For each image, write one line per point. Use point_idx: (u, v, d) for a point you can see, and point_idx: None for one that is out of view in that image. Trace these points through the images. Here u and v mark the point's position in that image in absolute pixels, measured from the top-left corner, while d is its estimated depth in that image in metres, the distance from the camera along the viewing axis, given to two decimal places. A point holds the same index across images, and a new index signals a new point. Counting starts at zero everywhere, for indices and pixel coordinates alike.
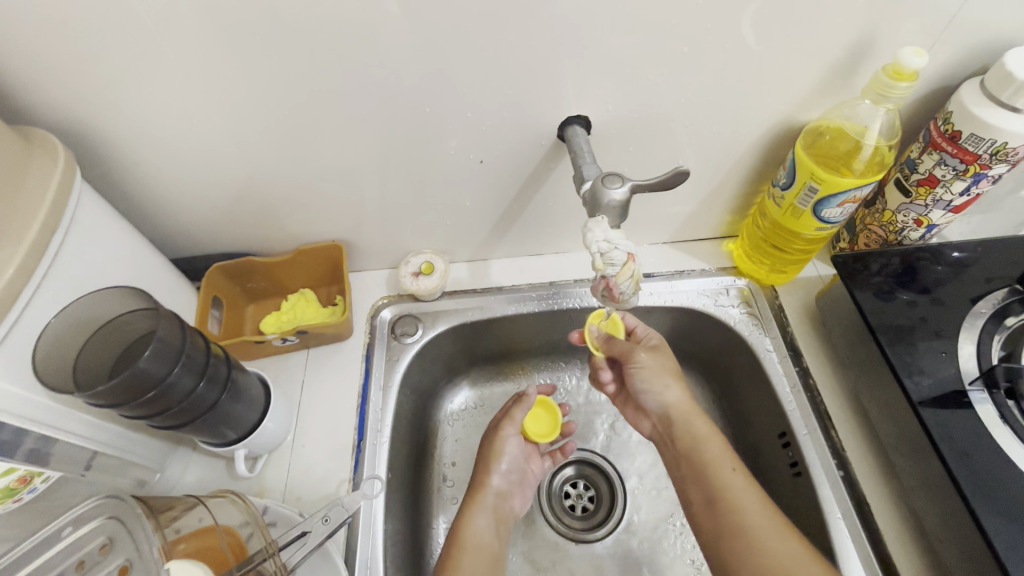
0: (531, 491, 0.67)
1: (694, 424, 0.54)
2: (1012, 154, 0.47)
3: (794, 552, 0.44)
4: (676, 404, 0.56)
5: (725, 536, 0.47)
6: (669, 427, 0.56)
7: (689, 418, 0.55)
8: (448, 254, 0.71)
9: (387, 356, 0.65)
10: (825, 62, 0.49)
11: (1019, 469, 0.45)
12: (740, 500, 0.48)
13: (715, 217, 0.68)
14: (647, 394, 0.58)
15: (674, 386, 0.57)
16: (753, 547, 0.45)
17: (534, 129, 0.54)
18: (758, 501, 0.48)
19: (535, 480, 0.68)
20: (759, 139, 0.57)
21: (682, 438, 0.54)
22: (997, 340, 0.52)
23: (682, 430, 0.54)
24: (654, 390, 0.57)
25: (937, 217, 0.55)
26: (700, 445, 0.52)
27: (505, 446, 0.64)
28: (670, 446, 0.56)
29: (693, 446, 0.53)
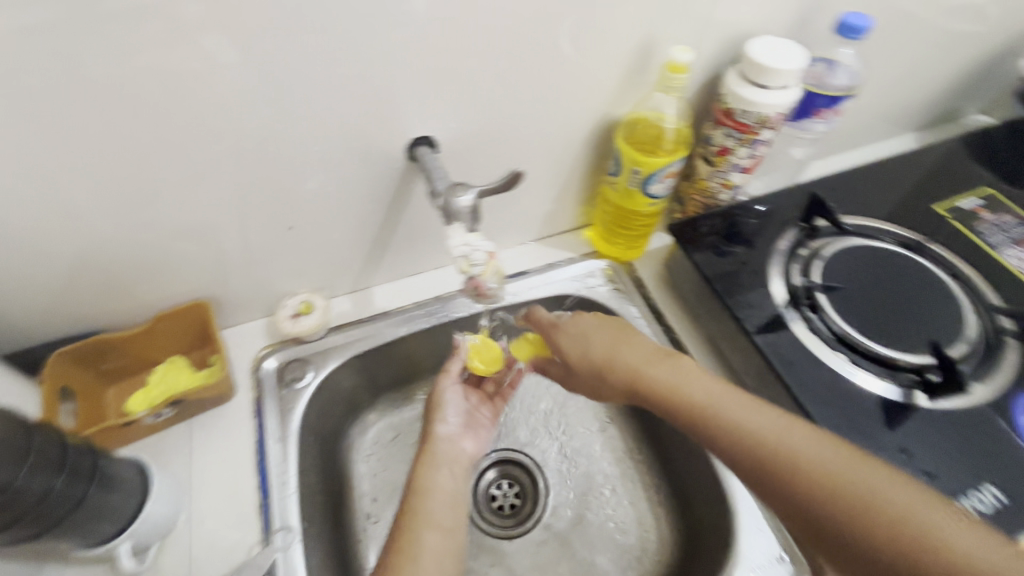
0: (483, 433, 0.66)
1: (664, 375, 0.51)
2: (773, 120, 0.58)
3: (812, 441, 0.42)
4: (640, 361, 0.53)
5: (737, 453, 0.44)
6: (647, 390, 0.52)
7: (652, 365, 0.53)
8: (327, 290, 0.70)
9: (280, 406, 0.63)
10: (622, 64, 0.58)
11: (829, 364, 0.56)
12: (737, 417, 0.46)
13: (570, 210, 0.75)
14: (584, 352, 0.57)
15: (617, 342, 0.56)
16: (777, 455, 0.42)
17: (385, 153, 0.56)
18: (744, 400, 0.46)
19: (490, 422, 0.68)
20: (587, 136, 0.64)
21: (658, 392, 0.51)
22: (796, 269, 0.63)
23: (659, 385, 0.51)
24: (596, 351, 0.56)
25: (737, 179, 0.66)
26: (678, 387, 0.50)
27: (447, 395, 0.64)
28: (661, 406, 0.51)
29: (669, 398, 0.50)
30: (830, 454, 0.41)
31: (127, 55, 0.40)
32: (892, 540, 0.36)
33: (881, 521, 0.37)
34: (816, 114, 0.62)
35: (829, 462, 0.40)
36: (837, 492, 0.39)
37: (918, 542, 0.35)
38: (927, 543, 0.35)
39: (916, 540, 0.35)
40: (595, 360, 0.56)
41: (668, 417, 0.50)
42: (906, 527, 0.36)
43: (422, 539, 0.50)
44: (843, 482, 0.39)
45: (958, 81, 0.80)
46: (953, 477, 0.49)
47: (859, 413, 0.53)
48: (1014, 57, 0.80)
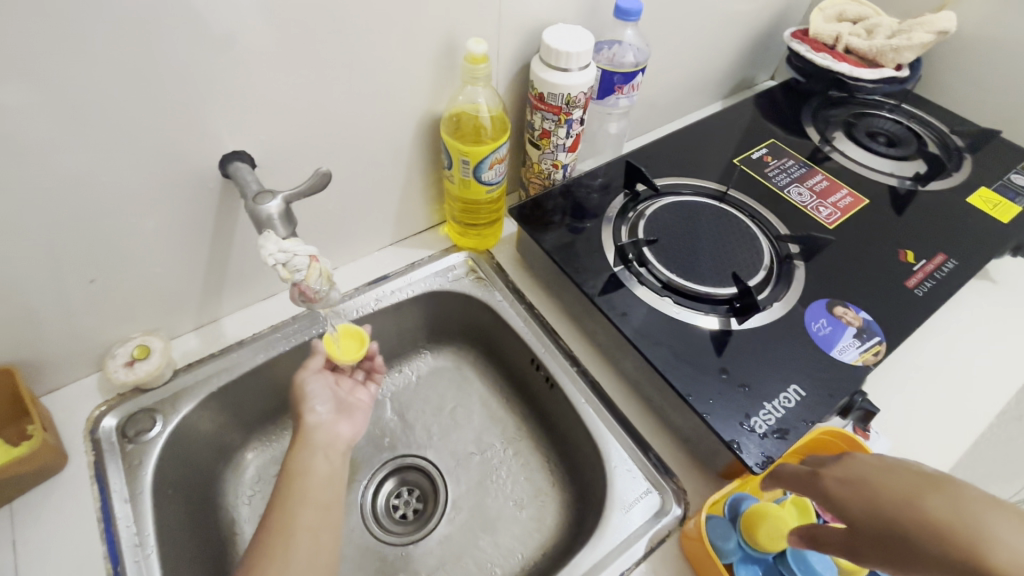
0: (362, 416, 0.63)
1: (885, 478, 0.40)
2: (579, 100, 0.64)
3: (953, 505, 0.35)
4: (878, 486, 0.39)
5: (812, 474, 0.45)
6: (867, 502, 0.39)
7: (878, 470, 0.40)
8: (167, 330, 0.65)
9: (126, 463, 0.57)
10: (429, 61, 0.60)
11: (661, 310, 0.62)
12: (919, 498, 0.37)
13: (420, 209, 0.76)
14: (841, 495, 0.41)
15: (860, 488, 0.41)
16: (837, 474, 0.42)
17: (195, 174, 0.54)
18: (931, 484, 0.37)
19: (366, 405, 0.64)
20: (415, 134, 0.66)
21: (893, 501, 0.38)
22: (626, 231, 0.69)
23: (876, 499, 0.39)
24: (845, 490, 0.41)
25: (564, 158, 0.71)
26: (884, 499, 0.38)
27: (310, 388, 0.61)
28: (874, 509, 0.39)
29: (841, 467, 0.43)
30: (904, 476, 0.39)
31: None
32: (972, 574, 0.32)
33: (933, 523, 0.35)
34: (618, 90, 0.68)
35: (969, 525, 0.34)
36: (910, 506, 0.37)
37: (951, 531, 0.34)
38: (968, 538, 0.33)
39: (953, 532, 0.34)
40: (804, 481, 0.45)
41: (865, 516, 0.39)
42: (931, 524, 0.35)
43: (300, 519, 0.50)
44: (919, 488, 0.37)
45: (741, 52, 0.93)
46: (763, 383, 0.57)
47: (687, 346, 0.60)
48: (781, 28, 0.94)
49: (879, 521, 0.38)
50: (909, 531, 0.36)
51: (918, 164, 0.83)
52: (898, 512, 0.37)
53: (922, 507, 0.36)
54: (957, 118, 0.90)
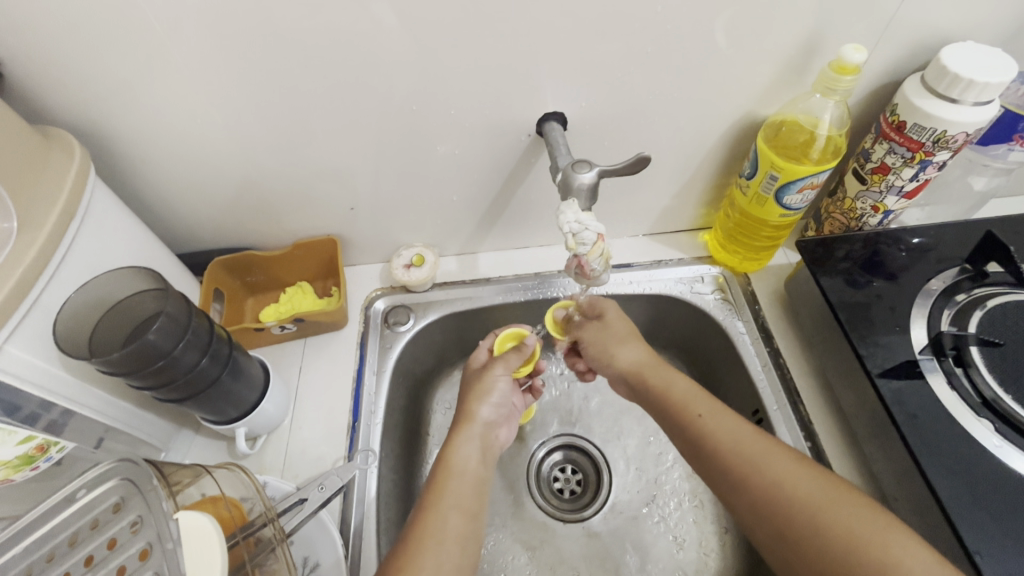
0: (514, 422, 0.66)
1: (815, 492, 0.42)
2: (953, 140, 0.50)
3: (866, 520, 0.40)
4: (837, 511, 0.41)
5: (719, 472, 0.47)
6: (829, 532, 0.40)
7: (828, 492, 0.42)
8: (438, 247, 0.75)
9: (381, 344, 0.69)
10: (778, 60, 0.53)
11: (967, 431, 0.48)
12: (853, 520, 0.40)
13: (691, 209, 0.72)
14: (800, 515, 0.42)
15: (820, 507, 0.41)
16: (741, 483, 0.45)
17: (515, 125, 0.58)
18: (878, 520, 0.40)
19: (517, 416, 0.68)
20: (724, 132, 0.61)
21: (845, 531, 0.40)
22: (946, 315, 0.55)
23: (836, 526, 0.40)
24: (800, 505, 0.42)
25: (892, 203, 0.59)
26: (845, 530, 0.40)
27: (494, 381, 0.62)
28: (831, 537, 0.40)
29: (788, 479, 0.44)
30: (819, 487, 0.43)
31: (318, 12, 0.46)
32: None
33: (869, 555, 0.38)
34: (1015, 139, 0.53)
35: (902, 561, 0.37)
36: (822, 523, 0.41)
37: (878, 561, 0.38)
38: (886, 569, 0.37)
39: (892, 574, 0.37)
40: (747, 472, 0.45)
41: (815, 536, 0.41)
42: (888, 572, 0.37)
43: (448, 522, 0.47)
44: (836, 508, 0.41)
45: None
46: None
47: (992, 488, 0.46)
48: None
49: (792, 542, 0.42)
50: (845, 565, 0.39)
51: None
52: (826, 541, 0.40)
53: (848, 532, 0.40)
54: None
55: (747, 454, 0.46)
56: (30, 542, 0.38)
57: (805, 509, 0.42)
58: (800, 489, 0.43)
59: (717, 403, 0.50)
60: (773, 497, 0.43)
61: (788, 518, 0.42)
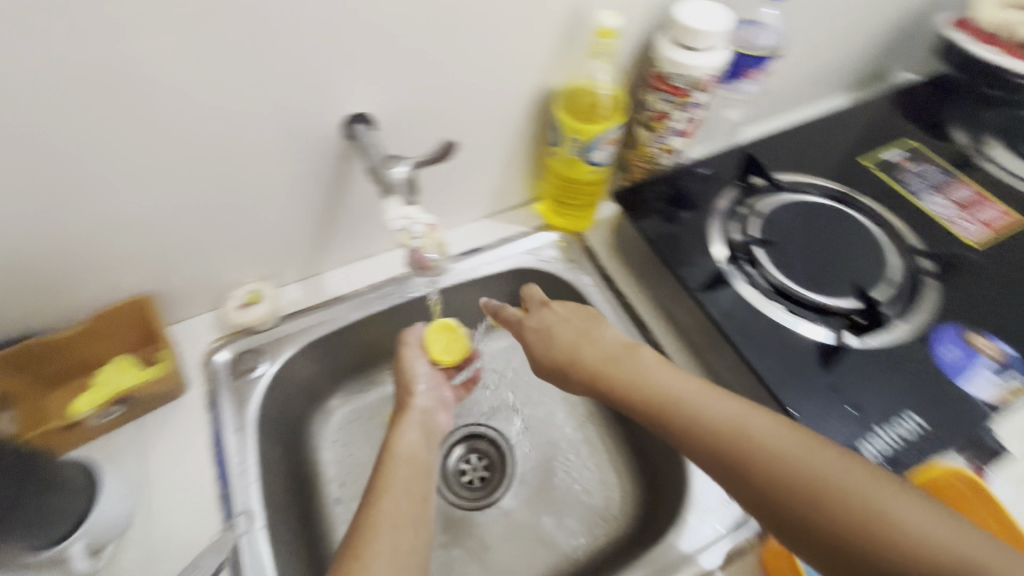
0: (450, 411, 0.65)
1: (800, 456, 0.40)
2: (703, 82, 0.60)
3: (855, 480, 0.38)
4: (824, 469, 0.39)
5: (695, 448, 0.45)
6: (822, 500, 0.38)
7: (809, 451, 0.40)
8: (276, 279, 0.69)
9: (235, 397, 0.62)
10: (553, 32, 0.58)
11: (767, 316, 0.59)
12: (841, 480, 0.38)
13: (519, 184, 0.76)
14: (791, 483, 0.40)
15: (809, 471, 0.40)
16: (717, 454, 0.43)
17: (321, 134, 0.55)
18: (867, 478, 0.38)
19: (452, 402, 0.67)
20: (526, 107, 0.65)
21: (839, 496, 0.38)
22: (734, 227, 0.66)
23: (828, 492, 0.38)
24: (789, 472, 0.40)
25: (676, 143, 0.68)
26: (837, 493, 0.38)
27: (416, 367, 0.63)
28: (826, 506, 0.38)
29: (769, 446, 0.42)
30: (802, 450, 0.41)
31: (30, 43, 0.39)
32: (907, 574, 0.34)
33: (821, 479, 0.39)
34: (745, 74, 0.64)
35: (900, 521, 0.36)
36: (813, 490, 0.39)
37: (877, 526, 0.36)
38: (881, 525, 0.36)
39: (893, 543, 0.35)
40: (717, 447, 0.43)
41: (806, 506, 0.39)
42: (890, 538, 0.35)
43: (394, 504, 0.47)
44: (826, 473, 0.39)
45: (882, 41, 0.83)
46: (879, 409, 0.53)
47: (793, 356, 0.56)
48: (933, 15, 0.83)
49: (787, 517, 0.39)
50: (842, 523, 0.37)
51: None
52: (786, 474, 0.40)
53: (839, 494, 0.38)
54: None
55: (717, 421, 0.44)
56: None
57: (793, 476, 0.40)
58: (758, 426, 0.43)
59: (672, 368, 0.49)
60: (758, 468, 0.41)
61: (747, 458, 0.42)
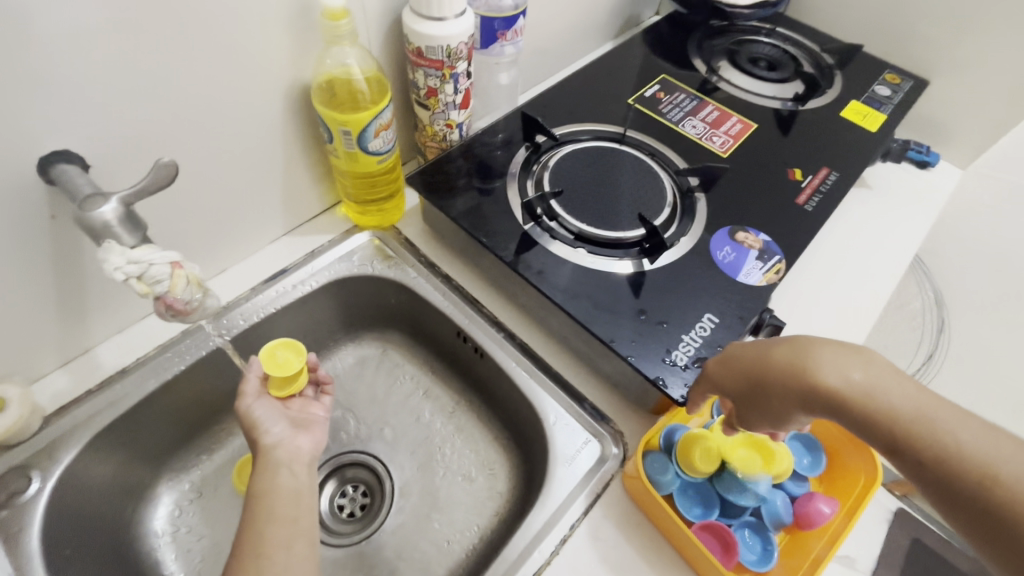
0: (321, 427, 0.58)
1: (886, 387, 0.41)
2: (460, 51, 0.59)
3: (918, 402, 0.40)
4: (891, 404, 0.41)
5: (780, 393, 0.46)
6: (900, 436, 0.40)
7: (874, 393, 0.41)
8: (29, 372, 0.56)
9: (4, 533, 0.49)
10: (281, 23, 0.53)
11: (576, 265, 0.62)
12: (913, 415, 0.40)
13: (310, 193, 0.69)
14: (860, 420, 0.42)
15: (876, 405, 0.41)
16: (801, 397, 0.44)
17: (13, 188, 0.45)
18: (932, 404, 0.40)
19: (324, 420, 0.59)
20: (285, 110, 0.59)
21: (908, 431, 0.40)
22: (530, 186, 0.68)
23: (900, 428, 0.40)
24: (858, 406, 0.41)
25: (458, 116, 0.67)
26: (904, 427, 0.40)
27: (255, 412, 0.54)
28: (905, 443, 0.40)
29: (830, 396, 0.42)
30: (883, 380, 0.42)
31: None
32: (987, 497, 0.36)
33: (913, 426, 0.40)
34: (500, 37, 0.65)
35: (963, 436, 0.38)
36: (888, 424, 0.41)
37: (953, 446, 0.38)
38: (952, 449, 0.38)
39: (968, 468, 0.37)
40: (824, 390, 0.43)
41: (892, 440, 0.41)
42: (956, 459, 0.38)
43: (276, 543, 0.45)
44: (893, 404, 0.41)
45: None
46: (682, 318, 0.59)
47: (604, 293, 0.60)
48: None
49: (881, 437, 0.41)
50: (921, 451, 0.39)
51: (797, 86, 0.87)
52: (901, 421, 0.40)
53: (909, 427, 0.40)
54: (824, 35, 0.95)
55: (791, 372, 0.45)
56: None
57: (861, 415, 0.42)
58: (858, 389, 0.42)
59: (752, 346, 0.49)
60: (837, 406, 0.42)
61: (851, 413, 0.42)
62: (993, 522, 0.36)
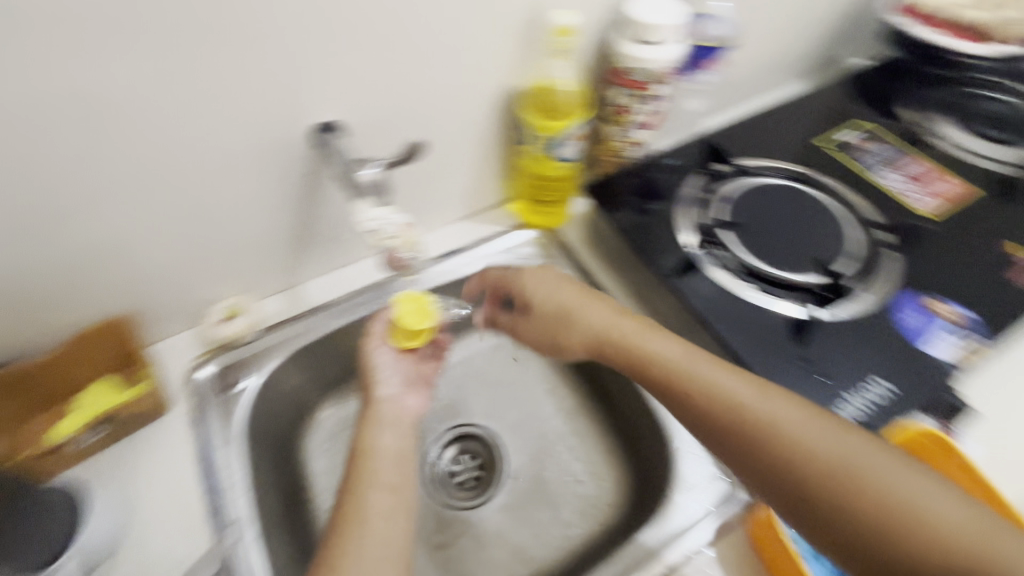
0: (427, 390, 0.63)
1: (771, 407, 0.45)
2: (660, 75, 0.62)
3: (816, 434, 0.43)
4: (787, 419, 0.45)
5: (674, 399, 0.50)
6: (782, 469, 0.43)
7: (776, 416, 0.45)
8: (256, 291, 0.69)
9: (220, 412, 0.62)
10: (513, 35, 0.60)
11: (740, 297, 0.61)
12: (802, 443, 0.43)
13: (491, 185, 0.77)
14: (758, 440, 0.45)
15: (776, 418, 0.45)
16: (696, 410, 0.48)
17: (291, 145, 0.56)
18: (836, 434, 0.43)
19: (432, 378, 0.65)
20: (493, 108, 0.66)
21: (779, 454, 0.44)
22: (703, 212, 0.69)
23: (781, 456, 0.43)
24: (756, 419, 0.45)
25: (639, 135, 0.70)
26: (801, 455, 0.43)
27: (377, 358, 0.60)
28: (795, 474, 0.43)
29: (735, 417, 0.46)
30: (779, 402, 0.46)
31: None
32: (853, 514, 0.40)
33: (846, 484, 0.41)
34: (701, 65, 0.67)
35: (849, 467, 0.41)
36: (774, 446, 0.44)
37: (843, 479, 0.41)
38: (847, 473, 0.41)
39: (837, 483, 0.41)
40: (702, 395, 0.48)
41: (758, 461, 0.45)
42: (831, 482, 0.41)
43: (380, 495, 0.47)
44: (786, 429, 0.44)
45: (832, 28, 0.86)
46: (848, 376, 0.55)
47: (765, 330, 0.58)
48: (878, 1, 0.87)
49: (761, 465, 0.44)
50: (802, 482, 0.42)
51: None
52: (802, 487, 0.42)
53: (803, 452, 0.43)
54: None
55: (697, 383, 0.49)
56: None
57: (756, 438, 0.45)
58: (789, 431, 0.44)
59: (655, 332, 0.54)
60: (737, 422, 0.46)
61: (757, 447, 0.45)
62: (902, 565, 0.38)
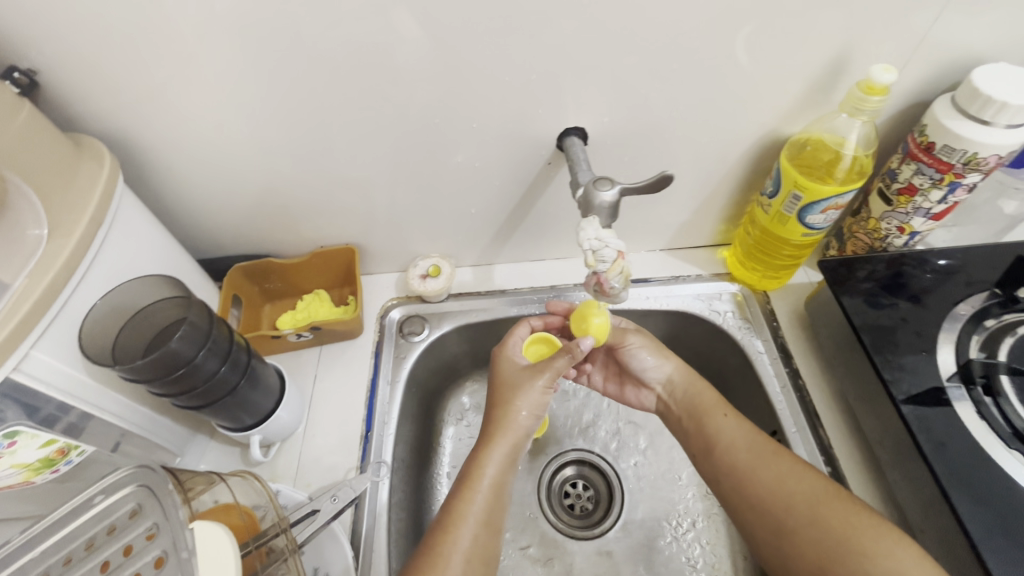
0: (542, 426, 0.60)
1: (801, 483, 0.49)
2: (984, 162, 0.49)
3: (846, 513, 0.46)
4: (815, 497, 0.48)
5: (726, 473, 0.54)
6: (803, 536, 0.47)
7: (816, 498, 0.48)
8: (455, 258, 0.75)
9: (395, 353, 0.69)
10: (804, 80, 0.53)
11: (1002, 468, 0.47)
12: (827, 520, 0.46)
13: (710, 225, 0.71)
14: (790, 513, 0.48)
15: (810, 494, 0.48)
16: (745, 482, 0.52)
17: (535, 141, 0.58)
18: (865, 518, 0.45)
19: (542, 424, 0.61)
20: (746, 150, 0.60)
21: (806, 526, 0.47)
22: (976, 340, 0.54)
23: (807, 526, 0.47)
24: (785, 489, 0.49)
25: (919, 224, 0.58)
26: (825, 530, 0.46)
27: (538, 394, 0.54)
28: (814, 543, 0.46)
29: (774, 494, 0.50)
30: (814, 488, 0.48)
31: (335, 24, 0.46)
32: None
33: (847, 555, 0.44)
34: None
35: (877, 551, 0.43)
36: (812, 522, 0.47)
37: (865, 556, 0.43)
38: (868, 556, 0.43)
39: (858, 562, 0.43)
40: (750, 464, 0.52)
41: (788, 526, 0.48)
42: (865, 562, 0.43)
43: (471, 536, 0.47)
44: (824, 510, 0.47)
45: None
46: None
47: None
48: None
49: (788, 538, 0.48)
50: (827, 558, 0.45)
51: None
52: (813, 544, 0.46)
53: (830, 529, 0.46)
54: None
55: (740, 460, 0.53)
56: (45, 547, 0.39)
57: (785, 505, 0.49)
58: (816, 509, 0.47)
59: (734, 413, 0.57)
60: (774, 498, 0.50)
61: (775, 516, 0.49)
62: None
